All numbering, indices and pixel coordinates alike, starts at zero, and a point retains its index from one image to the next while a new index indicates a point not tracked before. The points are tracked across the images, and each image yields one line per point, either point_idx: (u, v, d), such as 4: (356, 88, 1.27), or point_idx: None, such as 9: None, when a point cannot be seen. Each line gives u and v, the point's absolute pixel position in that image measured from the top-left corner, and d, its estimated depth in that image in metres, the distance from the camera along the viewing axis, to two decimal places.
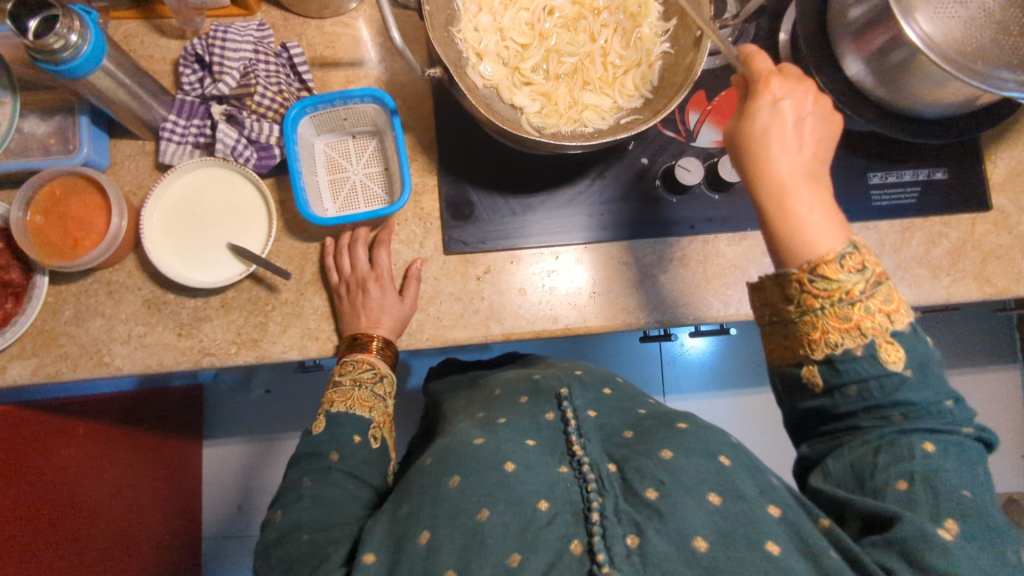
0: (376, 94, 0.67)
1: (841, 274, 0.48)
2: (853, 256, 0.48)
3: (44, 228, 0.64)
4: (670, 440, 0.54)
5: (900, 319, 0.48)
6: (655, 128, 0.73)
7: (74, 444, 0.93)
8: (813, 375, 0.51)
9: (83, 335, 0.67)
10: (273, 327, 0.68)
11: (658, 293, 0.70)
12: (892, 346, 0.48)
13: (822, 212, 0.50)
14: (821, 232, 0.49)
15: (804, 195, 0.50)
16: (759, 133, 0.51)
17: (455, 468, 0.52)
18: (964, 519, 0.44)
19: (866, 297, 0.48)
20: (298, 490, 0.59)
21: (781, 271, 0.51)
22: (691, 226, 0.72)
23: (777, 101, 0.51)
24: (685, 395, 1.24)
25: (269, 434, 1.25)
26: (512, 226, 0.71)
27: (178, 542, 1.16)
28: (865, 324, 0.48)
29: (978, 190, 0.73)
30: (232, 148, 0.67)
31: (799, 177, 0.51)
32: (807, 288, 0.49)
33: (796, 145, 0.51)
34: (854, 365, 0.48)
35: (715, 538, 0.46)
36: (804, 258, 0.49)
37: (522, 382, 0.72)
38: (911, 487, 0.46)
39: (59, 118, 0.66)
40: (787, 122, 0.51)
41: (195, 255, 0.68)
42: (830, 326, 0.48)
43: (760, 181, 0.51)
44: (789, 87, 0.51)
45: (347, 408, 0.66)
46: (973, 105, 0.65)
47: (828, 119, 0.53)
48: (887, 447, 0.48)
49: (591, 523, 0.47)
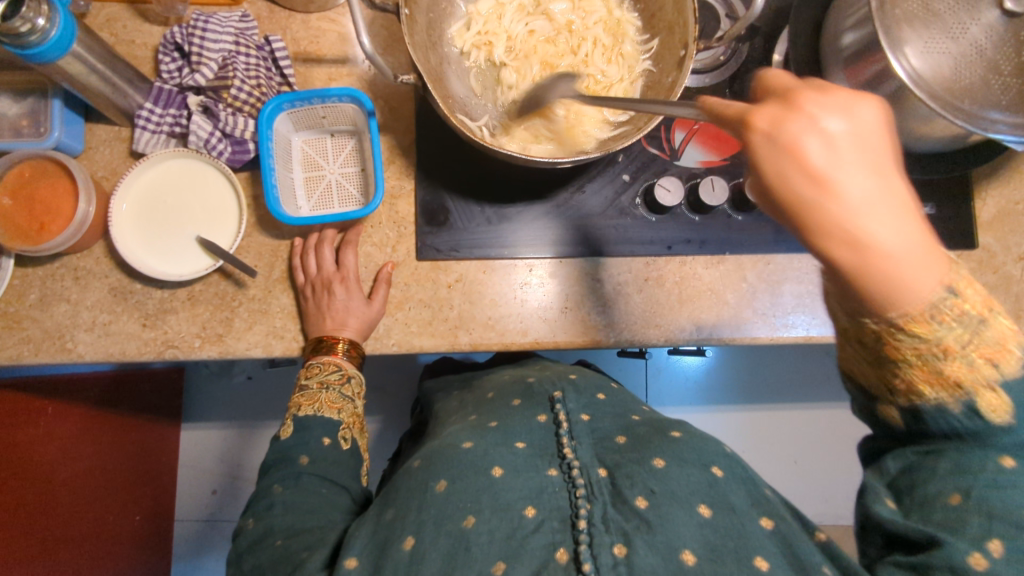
0: (354, 95, 0.66)
1: (936, 329, 0.37)
2: (952, 304, 0.37)
3: (9, 210, 0.63)
4: (662, 448, 0.53)
5: (1010, 364, 0.38)
6: (639, 144, 0.72)
7: (43, 424, 0.92)
8: (891, 415, 0.42)
9: (47, 320, 0.67)
10: (239, 324, 0.68)
11: (630, 312, 0.69)
12: (997, 397, 0.38)
13: (913, 242, 0.33)
14: (910, 276, 0.35)
15: (891, 230, 0.33)
16: (776, 181, 0.33)
17: (443, 471, 0.52)
18: (1012, 541, 0.37)
19: (965, 348, 0.38)
20: (269, 498, 0.59)
21: (850, 318, 0.39)
22: (668, 246, 0.71)
23: (776, 132, 0.33)
24: (669, 408, 1.23)
25: (247, 422, 1.24)
26: (487, 236, 0.70)
27: (150, 523, 1.15)
28: (965, 378, 0.38)
29: (965, 227, 0.72)
30: (205, 140, 0.66)
31: (874, 212, 0.32)
32: (888, 344, 0.38)
33: (844, 172, 0.32)
34: (946, 419, 0.40)
35: (704, 552, 0.45)
36: (889, 314, 0.36)
37: (515, 385, 0.72)
38: (965, 501, 0.39)
39: (32, 100, 0.65)
40: (809, 152, 0.32)
41: (164, 246, 0.67)
42: (919, 378, 0.39)
43: (813, 234, 0.33)
44: (780, 112, 0.33)
45: (315, 411, 0.65)
46: (964, 142, 0.63)
47: (863, 109, 0.32)
48: (952, 455, 0.40)
49: (578, 531, 0.46)
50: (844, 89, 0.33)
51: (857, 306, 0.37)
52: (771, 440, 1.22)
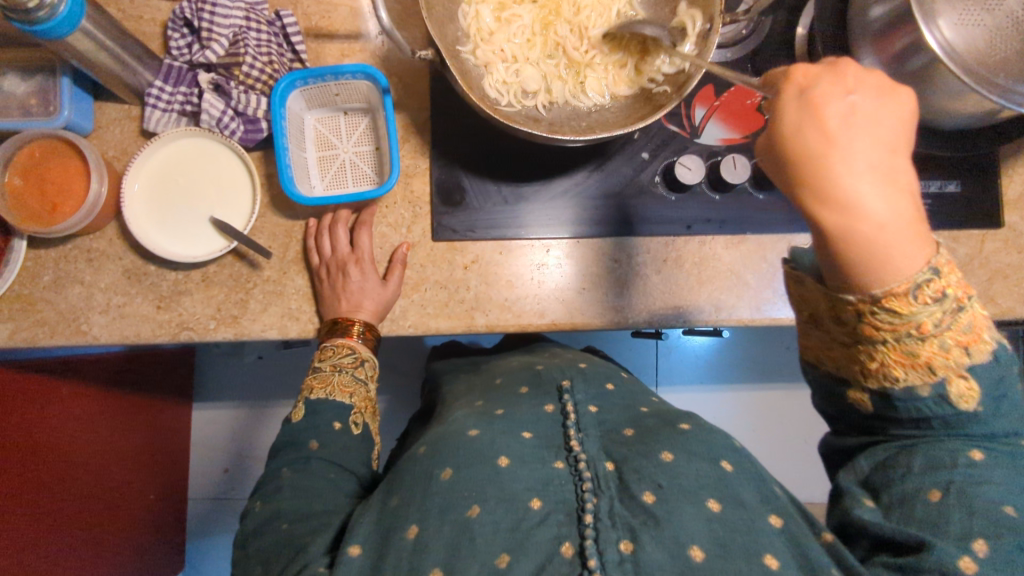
0: (368, 71, 0.64)
1: (913, 307, 0.39)
2: (932, 284, 0.39)
3: (22, 191, 0.62)
4: (670, 441, 0.53)
5: (980, 351, 0.42)
6: (659, 122, 0.70)
7: (59, 402, 0.92)
8: (862, 400, 0.46)
9: (61, 302, 0.66)
10: (254, 306, 0.67)
11: (648, 294, 0.69)
12: (964, 385, 0.42)
13: (903, 224, 0.38)
14: (895, 249, 0.38)
15: (877, 203, 0.38)
16: (790, 135, 0.39)
17: (448, 459, 0.52)
18: (996, 539, 0.40)
19: (940, 331, 0.40)
20: (277, 481, 0.58)
21: (839, 294, 0.41)
22: (687, 226, 0.69)
23: (806, 92, 0.40)
24: (679, 387, 1.22)
25: (258, 401, 1.24)
26: (503, 216, 0.69)
27: (164, 500, 1.16)
28: (937, 362, 0.41)
29: (991, 206, 0.70)
30: (217, 120, 0.65)
31: (868, 184, 0.38)
32: (868, 320, 0.41)
33: (849, 137, 0.38)
34: (916, 404, 0.43)
35: (712, 548, 0.44)
36: (874, 284, 0.39)
37: (523, 372, 0.71)
38: (944, 498, 0.43)
39: (40, 78, 0.64)
40: (826, 114, 0.39)
41: (177, 225, 0.66)
42: (892, 360, 0.42)
43: (807, 187, 0.39)
44: (816, 75, 0.40)
45: (327, 394, 0.64)
46: (994, 119, 0.61)
47: (886, 99, 0.40)
48: (924, 451, 0.44)
49: (584, 525, 0.46)
50: (882, 81, 0.40)
51: (846, 282, 0.40)
52: (781, 419, 1.22)
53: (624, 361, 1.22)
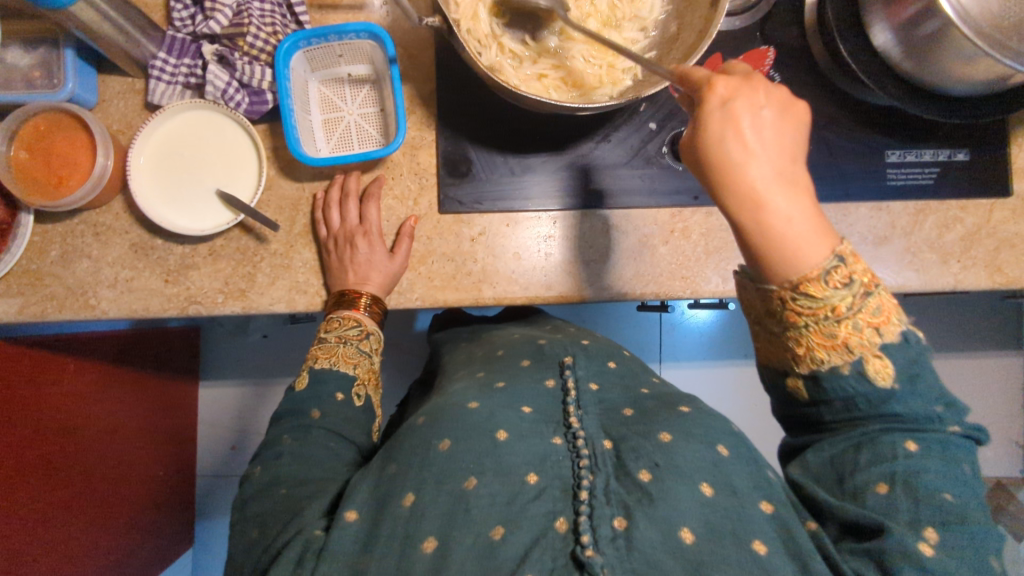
0: (372, 30, 0.64)
1: (825, 291, 0.45)
2: (839, 270, 0.45)
3: (27, 164, 0.62)
4: (671, 423, 0.52)
5: (889, 331, 0.47)
6: (666, 92, 0.70)
7: (65, 379, 0.92)
8: (798, 386, 0.50)
9: (69, 277, 0.66)
10: (262, 278, 0.67)
11: (655, 266, 0.69)
12: (879, 363, 0.46)
13: (801, 219, 0.45)
14: (802, 243, 0.45)
15: (780, 203, 0.45)
16: (714, 141, 0.45)
17: (446, 431, 0.52)
18: (943, 529, 0.44)
19: (853, 313, 0.45)
20: (278, 448, 0.59)
21: (761, 286, 0.48)
22: (694, 196, 0.69)
23: (726, 103, 0.45)
24: (682, 363, 1.23)
25: (265, 377, 1.25)
26: (510, 187, 0.69)
27: (172, 474, 1.18)
28: (853, 341, 0.46)
29: (1001, 174, 0.70)
30: (223, 90, 0.65)
31: (771, 183, 0.45)
32: (790, 305, 0.46)
33: (761, 146, 0.45)
34: (841, 382, 0.47)
35: (702, 531, 0.45)
36: (788, 274, 0.45)
37: (525, 346, 0.71)
38: (891, 489, 0.46)
39: (43, 50, 0.63)
40: (742, 122, 0.45)
41: (183, 200, 0.66)
42: (815, 343, 0.47)
43: (728, 188, 0.46)
44: (735, 88, 0.45)
45: (331, 364, 0.64)
46: (1004, 84, 0.60)
47: (789, 111, 0.46)
48: (869, 446, 0.47)
49: (579, 501, 0.46)
50: (784, 93, 0.47)
51: (760, 270, 0.47)
52: None
53: (628, 337, 1.22)
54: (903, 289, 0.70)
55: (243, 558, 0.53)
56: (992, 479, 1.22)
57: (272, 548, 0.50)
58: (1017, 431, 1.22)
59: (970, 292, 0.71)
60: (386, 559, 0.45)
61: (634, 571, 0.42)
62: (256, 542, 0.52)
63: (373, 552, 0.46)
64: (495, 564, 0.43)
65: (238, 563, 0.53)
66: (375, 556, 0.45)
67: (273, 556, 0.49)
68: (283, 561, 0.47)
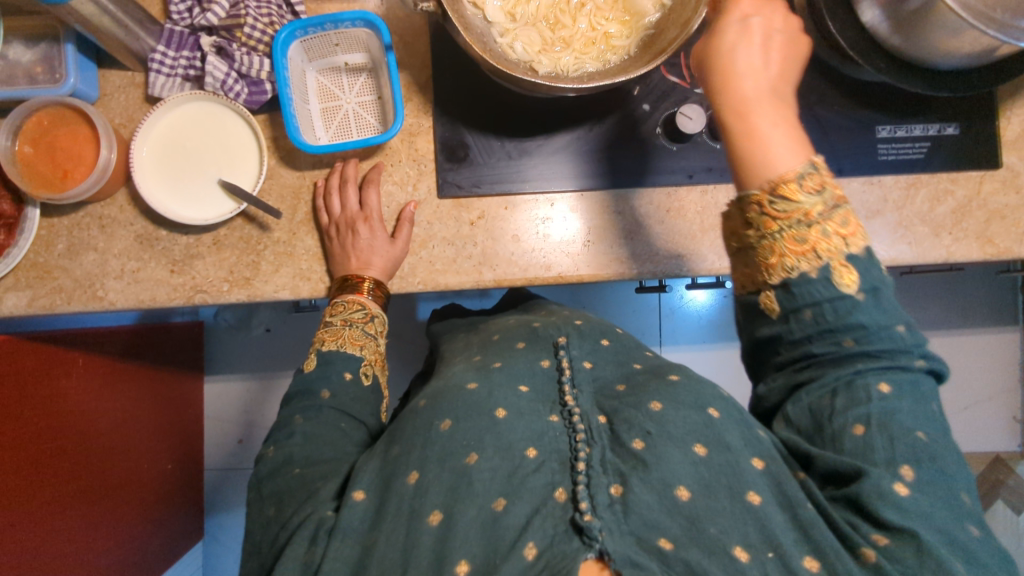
0: (367, 18, 0.65)
1: (800, 194, 0.49)
2: (811, 176, 0.49)
3: (32, 159, 0.64)
4: (660, 391, 0.53)
5: (856, 244, 0.49)
6: (659, 73, 0.70)
7: (74, 376, 0.94)
8: (770, 302, 0.51)
9: (76, 269, 0.67)
10: (265, 266, 0.68)
11: (653, 244, 0.70)
12: (846, 270, 0.48)
13: (783, 131, 0.51)
14: (779, 150, 0.50)
15: (768, 114, 0.52)
16: (727, 48, 0.52)
17: (448, 411, 0.53)
18: (918, 465, 0.45)
19: (823, 219, 0.48)
20: (288, 428, 0.60)
21: (741, 194, 0.52)
22: (690, 175, 0.70)
23: (745, 18, 0.53)
24: (682, 346, 1.24)
25: (268, 371, 1.25)
26: (508, 170, 0.70)
27: (180, 469, 1.19)
28: (821, 247, 0.48)
29: (990, 146, 0.71)
30: (222, 82, 0.66)
31: (763, 95, 0.52)
32: (767, 210, 0.49)
33: (763, 63, 0.52)
34: (809, 289, 0.48)
35: (697, 488, 0.46)
36: (764, 177, 0.50)
37: (521, 329, 0.73)
38: (868, 431, 0.46)
39: (44, 46, 0.65)
40: (754, 38, 0.52)
41: (187, 191, 0.67)
42: (787, 249, 0.49)
43: (725, 97, 0.52)
44: (757, 8, 0.53)
45: (338, 346, 0.66)
46: (992, 57, 0.61)
47: (795, 41, 0.54)
48: (844, 390, 0.47)
49: (577, 472, 0.47)
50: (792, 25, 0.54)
51: (740, 176, 0.52)
52: None
53: (628, 322, 1.24)
54: (896, 262, 0.71)
55: (259, 536, 0.54)
56: (992, 454, 1.24)
57: (286, 528, 0.51)
58: (1014, 405, 1.24)
59: (962, 264, 0.72)
60: (395, 533, 0.47)
61: (631, 532, 0.44)
62: (271, 520, 0.54)
63: (382, 528, 0.47)
64: (498, 535, 0.44)
65: (256, 541, 0.54)
66: (384, 530, 0.47)
67: (287, 535, 0.50)
68: (296, 541, 0.48)
